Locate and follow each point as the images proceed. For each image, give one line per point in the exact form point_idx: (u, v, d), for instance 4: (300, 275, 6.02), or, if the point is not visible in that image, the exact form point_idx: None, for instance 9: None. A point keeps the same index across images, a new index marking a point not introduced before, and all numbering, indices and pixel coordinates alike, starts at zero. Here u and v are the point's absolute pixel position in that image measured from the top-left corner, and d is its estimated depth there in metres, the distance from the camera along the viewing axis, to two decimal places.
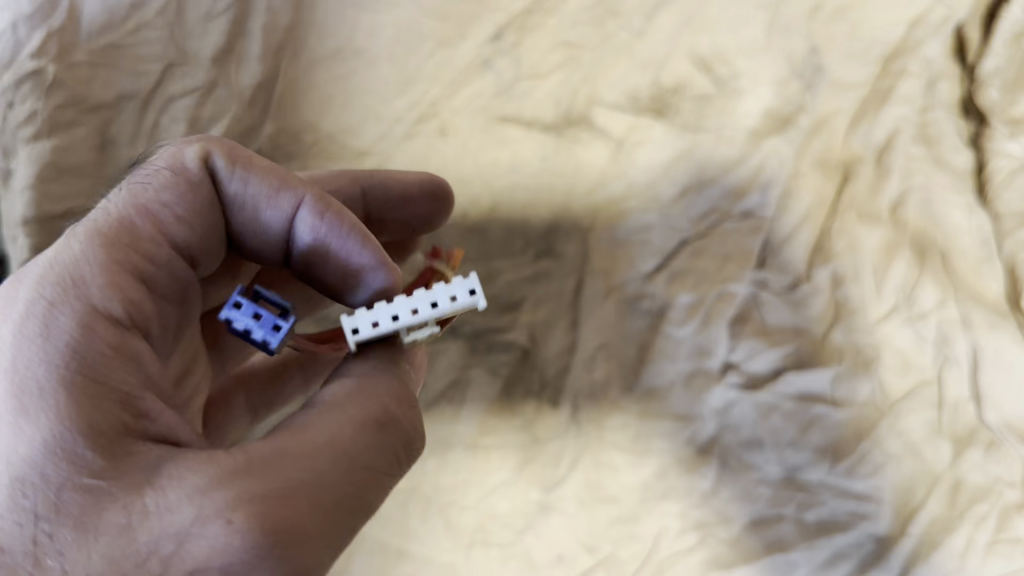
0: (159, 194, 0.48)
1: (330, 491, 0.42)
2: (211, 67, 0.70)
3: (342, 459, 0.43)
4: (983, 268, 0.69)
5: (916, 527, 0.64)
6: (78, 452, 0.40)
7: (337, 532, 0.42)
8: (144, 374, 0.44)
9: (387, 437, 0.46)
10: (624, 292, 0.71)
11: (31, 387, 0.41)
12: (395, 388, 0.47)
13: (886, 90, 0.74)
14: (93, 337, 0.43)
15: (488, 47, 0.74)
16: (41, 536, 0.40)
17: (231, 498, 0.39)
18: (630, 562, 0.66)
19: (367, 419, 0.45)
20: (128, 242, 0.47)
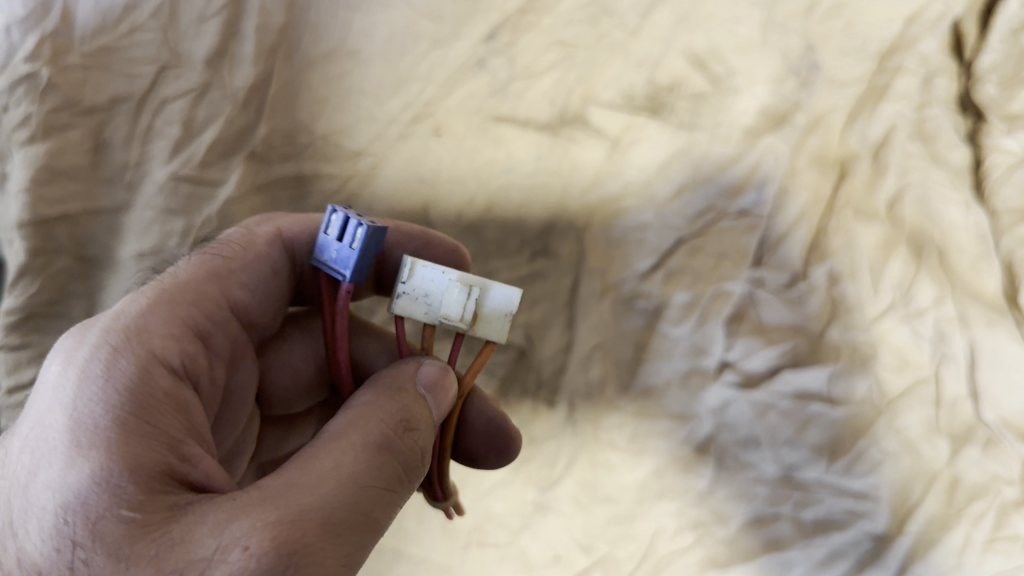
0: (225, 263, 0.54)
1: (340, 509, 0.40)
2: (205, 70, 0.70)
3: (350, 482, 0.41)
4: (981, 265, 0.69)
5: (913, 525, 0.64)
6: (122, 487, 0.40)
7: (349, 550, 0.40)
8: (188, 423, 0.45)
9: (396, 452, 0.44)
10: (620, 291, 0.71)
11: (85, 424, 0.41)
12: (399, 409, 0.46)
13: (883, 87, 0.74)
14: (149, 379, 0.44)
15: (483, 47, 0.73)
16: (76, 565, 0.39)
17: (248, 526, 0.38)
18: (627, 562, 0.67)
19: (371, 441, 0.43)
20: (189, 301, 0.50)
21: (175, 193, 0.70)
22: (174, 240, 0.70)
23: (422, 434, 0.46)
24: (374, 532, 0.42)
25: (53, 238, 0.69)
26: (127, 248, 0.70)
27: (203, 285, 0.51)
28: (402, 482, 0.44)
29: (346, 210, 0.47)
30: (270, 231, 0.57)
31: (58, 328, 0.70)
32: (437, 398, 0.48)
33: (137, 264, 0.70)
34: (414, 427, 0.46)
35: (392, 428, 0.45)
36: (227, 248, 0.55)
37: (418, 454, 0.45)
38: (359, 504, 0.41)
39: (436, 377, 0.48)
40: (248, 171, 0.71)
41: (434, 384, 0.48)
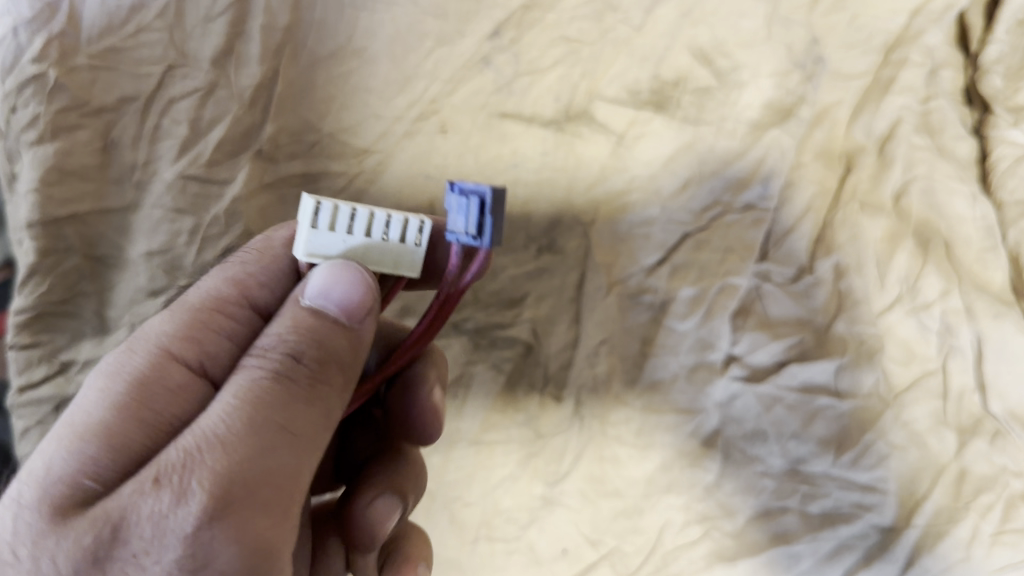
0: (244, 268, 0.51)
1: (239, 420, 0.39)
2: (211, 69, 0.70)
3: (248, 398, 0.40)
4: (987, 256, 0.69)
5: (920, 518, 0.64)
6: (91, 461, 0.40)
7: (261, 461, 0.39)
8: (208, 420, 0.44)
9: (299, 390, 0.42)
10: (626, 286, 0.72)
11: (81, 418, 0.42)
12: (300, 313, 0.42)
13: (888, 80, 0.74)
14: (160, 375, 0.44)
15: (487, 44, 0.73)
16: (21, 529, 0.39)
17: (143, 465, 0.38)
18: (635, 556, 0.67)
19: (268, 358, 0.41)
20: (214, 307, 0.48)
21: (184, 192, 0.70)
22: (182, 237, 0.71)
23: (337, 327, 0.42)
24: (294, 440, 0.40)
25: (63, 238, 0.69)
26: (136, 247, 0.71)
27: (228, 290, 0.50)
28: (319, 384, 0.42)
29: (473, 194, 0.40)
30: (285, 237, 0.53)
31: (69, 327, 0.71)
32: (346, 303, 0.42)
33: (146, 262, 0.71)
34: (317, 338, 0.42)
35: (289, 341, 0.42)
36: (250, 255, 0.52)
37: (338, 355, 0.42)
38: (262, 415, 0.39)
39: (366, 331, 0.44)
40: (256, 169, 0.72)
41: (333, 282, 0.41)
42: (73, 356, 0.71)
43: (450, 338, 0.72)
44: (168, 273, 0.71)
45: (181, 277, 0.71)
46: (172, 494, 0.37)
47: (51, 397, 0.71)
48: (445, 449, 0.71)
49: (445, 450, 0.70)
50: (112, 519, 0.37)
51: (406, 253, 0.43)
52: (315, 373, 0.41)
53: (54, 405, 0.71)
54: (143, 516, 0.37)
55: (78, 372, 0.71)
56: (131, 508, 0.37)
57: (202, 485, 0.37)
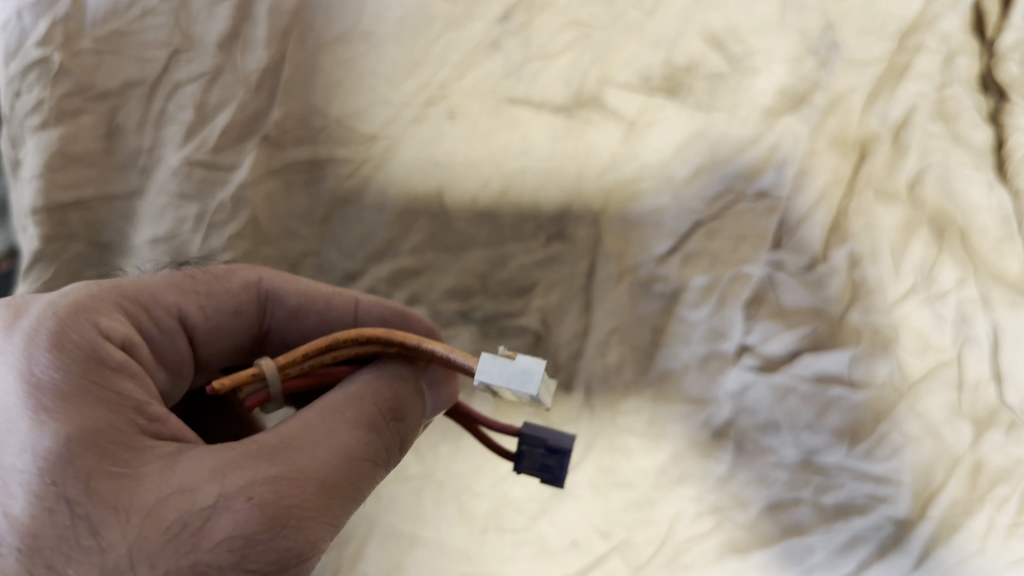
0: (190, 281, 0.56)
1: (335, 477, 0.47)
2: (218, 54, 0.70)
3: (349, 460, 0.48)
4: (1004, 245, 0.68)
5: (935, 510, 0.63)
6: (82, 447, 0.45)
7: (345, 513, 0.48)
8: (145, 391, 0.50)
9: (384, 433, 0.51)
10: (637, 275, 0.71)
11: (45, 387, 0.46)
12: (393, 387, 0.52)
13: (903, 66, 0.73)
14: (94, 351, 0.48)
15: (498, 28, 0.72)
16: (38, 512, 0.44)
17: (245, 478, 0.45)
18: (646, 547, 0.66)
19: (361, 418, 0.50)
20: (141, 298, 0.53)
21: (189, 178, 0.69)
22: (188, 224, 0.69)
23: (417, 413, 0.53)
24: (363, 503, 0.50)
25: (67, 224, 0.68)
26: (140, 233, 0.69)
27: (171, 291, 0.55)
28: (391, 454, 0.52)
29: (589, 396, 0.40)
30: (250, 277, 0.58)
31: None
32: (439, 393, 0.55)
33: (151, 249, 0.69)
34: (402, 414, 0.52)
35: (382, 413, 0.51)
36: (205, 275, 0.57)
37: (407, 435, 0.53)
38: (353, 477, 0.48)
39: (440, 376, 0.55)
40: (262, 156, 0.70)
41: (441, 380, 0.55)
42: None
43: (458, 328, 0.71)
44: (173, 260, 0.69)
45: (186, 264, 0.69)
46: (270, 517, 0.45)
47: None
48: (454, 439, 0.71)
49: (454, 440, 0.71)
50: (201, 524, 0.44)
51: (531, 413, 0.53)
52: (384, 452, 0.51)
53: None
54: (232, 529, 0.44)
55: None
56: (216, 519, 0.44)
57: (299, 531, 0.46)
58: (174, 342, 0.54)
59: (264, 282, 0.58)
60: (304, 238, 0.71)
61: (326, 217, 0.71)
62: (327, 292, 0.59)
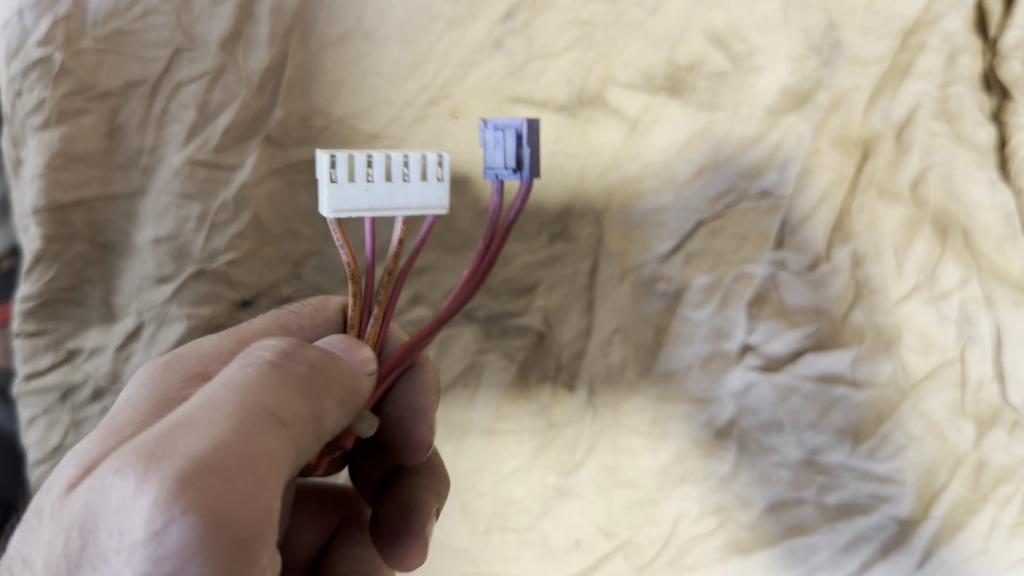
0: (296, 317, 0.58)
1: (217, 410, 0.39)
2: (220, 53, 0.69)
3: (235, 394, 0.40)
4: (1007, 245, 0.67)
5: (939, 510, 0.64)
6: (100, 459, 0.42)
7: (235, 438, 0.38)
8: None
9: (279, 370, 0.42)
10: (640, 274, 0.71)
11: (130, 410, 0.46)
12: (272, 341, 0.44)
13: (906, 65, 0.72)
14: (189, 391, 0.49)
15: (499, 27, 0.72)
16: (52, 525, 0.40)
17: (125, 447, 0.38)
18: (649, 547, 0.67)
19: (240, 366, 0.42)
20: None
21: (192, 178, 0.69)
22: (190, 224, 0.69)
23: (321, 356, 0.44)
24: (272, 427, 0.40)
25: (69, 225, 0.68)
26: (142, 233, 0.69)
27: (280, 331, 0.57)
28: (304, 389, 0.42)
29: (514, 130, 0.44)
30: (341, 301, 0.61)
31: (76, 314, 0.69)
32: (339, 336, 0.45)
33: (154, 249, 0.69)
34: (287, 353, 0.43)
35: (270, 359, 0.43)
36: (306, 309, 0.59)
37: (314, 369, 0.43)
38: (244, 406, 0.39)
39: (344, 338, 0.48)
40: (264, 154, 0.70)
41: (334, 327, 0.46)
42: (79, 344, 0.69)
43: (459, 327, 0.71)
44: (176, 259, 0.69)
45: (190, 264, 0.69)
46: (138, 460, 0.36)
47: (58, 385, 0.69)
48: (456, 439, 0.70)
49: (456, 440, 0.69)
50: (97, 497, 0.37)
51: (433, 194, 0.44)
52: (279, 384, 0.41)
53: (62, 394, 0.69)
54: (116, 488, 0.36)
55: (84, 360, 0.69)
56: (111, 484, 0.37)
57: (175, 454, 0.36)
58: None
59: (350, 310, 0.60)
60: (308, 238, 0.72)
61: None
62: None
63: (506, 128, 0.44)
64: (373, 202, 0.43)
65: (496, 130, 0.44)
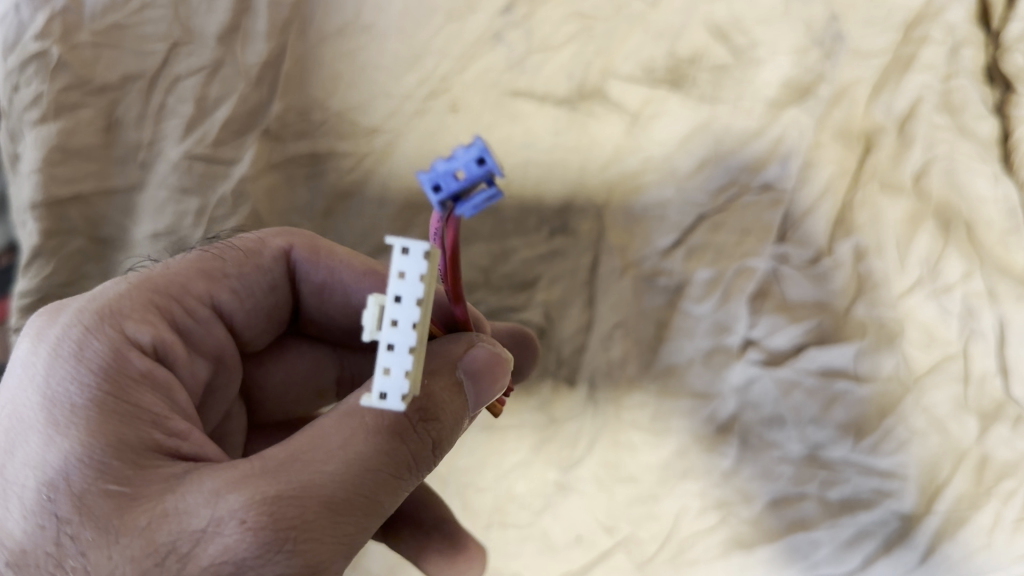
0: (221, 264, 0.53)
1: (344, 495, 0.39)
2: (217, 46, 0.69)
3: (359, 471, 0.40)
4: (1010, 239, 0.67)
5: (942, 504, 0.63)
6: (102, 461, 0.40)
7: (351, 532, 0.40)
8: (172, 400, 0.45)
9: (409, 440, 0.41)
10: (641, 269, 0.70)
11: (61, 401, 0.41)
12: (426, 385, 0.42)
13: (908, 57, 0.72)
14: (121, 361, 0.43)
15: (499, 20, 0.71)
16: (63, 538, 0.39)
17: (240, 500, 0.38)
18: (650, 543, 0.67)
19: (383, 425, 0.40)
20: (175, 294, 0.49)
21: (189, 172, 0.68)
22: (189, 218, 0.68)
23: (456, 422, 0.43)
24: (379, 517, 0.41)
25: (66, 219, 0.67)
26: (140, 228, 0.69)
27: (202, 281, 0.51)
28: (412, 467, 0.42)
29: (443, 188, 0.32)
30: (281, 246, 0.55)
31: None
32: (483, 385, 0.44)
33: (152, 244, 0.68)
34: (437, 416, 0.42)
35: (411, 418, 0.41)
36: (233, 252, 0.54)
37: (442, 441, 0.43)
38: (367, 493, 0.40)
39: (491, 360, 0.45)
40: (263, 150, 0.69)
41: (484, 370, 0.44)
42: None
43: None
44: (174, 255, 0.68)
45: None
46: (262, 543, 0.37)
47: None
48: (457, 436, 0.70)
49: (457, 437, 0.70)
50: (191, 548, 0.37)
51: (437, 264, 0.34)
52: (414, 463, 0.41)
53: None
54: (224, 558, 0.37)
55: None
56: (209, 543, 0.37)
57: (295, 551, 0.38)
58: (212, 333, 0.51)
59: (296, 253, 0.55)
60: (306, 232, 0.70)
61: (328, 210, 0.71)
62: (358, 272, 0.56)
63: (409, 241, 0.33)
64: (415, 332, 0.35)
65: (460, 165, 0.32)
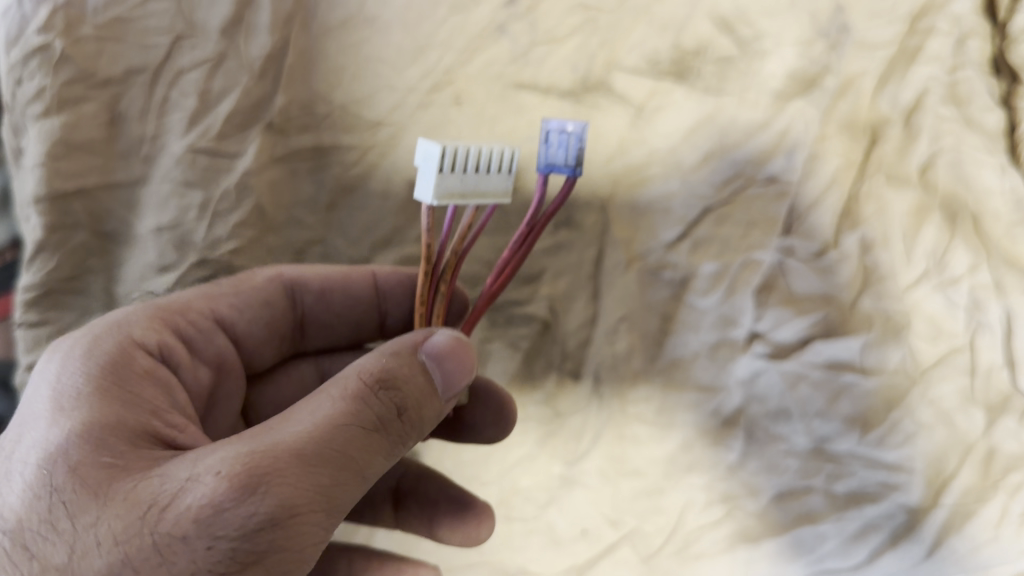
0: (218, 288, 0.62)
1: (315, 447, 0.41)
2: (221, 40, 0.67)
3: (329, 428, 0.42)
4: (1016, 230, 0.67)
5: (949, 497, 0.64)
6: (94, 438, 0.44)
7: (327, 486, 0.41)
8: (173, 400, 0.52)
9: (375, 403, 0.44)
10: (646, 262, 0.70)
11: (68, 391, 0.47)
12: (385, 361, 0.45)
13: (914, 49, 0.71)
14: (125, 359, 0.51)
15: (503, 12, 0.70)
16: (55, 506, 0.43)
17: (217, 458, 0.41)
18: (656, 536, 0.68)
19: (349, 392, 0.43)
20: (178, 309, 0.58)
21: (194, 166, 0.68)
22: (192, 213, 0.68)
23: (423, 390, 0.45)
24: (356, 479, 0.43)
25: (70, 214, 0.67)
26: (144, 221, 0.69)
27: (200, 299, 0.60)
28: (386, 431, 0.44)
29: (552, 130, 0.49)
30: (272, 273, 0.64)
31: (77, 304, 0.69)
32: (449, 368, 0.46)
33: (155, 238, 0.69)
34: (398, 385, 0.44)
35: (374, 384, 0.44)
36: (227, 282, 0.63)
37: (410, 410, 0.45)
38: (337, 448, 0.42)
39: (451, 345, 0.46)
40: (266, 143, 0.68)
41: (448, 353, 0.46)
42: None
43: None
44: (178, 248, 0.69)
45: (192, 252, 0.69)
46: (234, 487, 0.39)
47: None
48: None
49: None
50: (170, 501, 0.40)
51: (501, 182, 0.48)
52: (381, 424, 0.44)
53: None
54: (201, 504, 0.39)
55: None
56: (186, 494, 0.40)
57: (268, 492, 0.39)
58: (212, 344, 0.59)
59: (287, 273, 0.64)
60: (309, 226, 0.71)
61: (332, 204, 0.70)
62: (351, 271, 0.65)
63: (568, 128, 0.49)
64: (463, 189, 0.46)
65: (569, 129, 0.49)
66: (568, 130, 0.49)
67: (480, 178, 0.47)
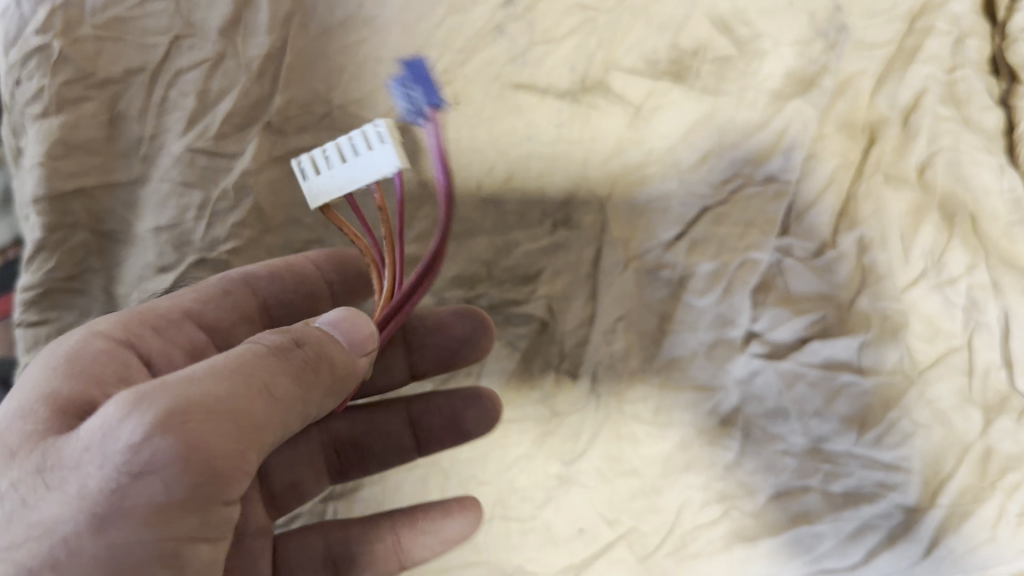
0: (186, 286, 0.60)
1: (205, 371, 0.42)
2: (219, 40, 0.67)
3: (226, 359, 0.43)
4: (1015, 229, 0.68)
5: (945, 498, 0.63)
6: (33, 409, 0.45)
7: (224, 401, 0.41)
8: (131, 380, 0.50)
9: (279, 349, 0.44)
10: (644, 262, 0.70)
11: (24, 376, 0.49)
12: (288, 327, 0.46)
13: (913, 49, 0.72)
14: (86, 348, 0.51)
15: (501, 12, 0.71)
16: None
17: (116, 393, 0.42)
18: (652, 536, 0.67)
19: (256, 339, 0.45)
20: (145, 310, 0.56)
21: (193, 166, 0.68)
22: (191, 213, 0.67)
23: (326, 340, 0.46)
24: (261, 396, 0.42)
25: (69, 213, 0.66)
26: (144, 221, 0.68)
27: (172, 294, 0.59)
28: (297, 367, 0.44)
29: (411, 103, 0.44)
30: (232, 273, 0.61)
31: (78, 304, 0.67)
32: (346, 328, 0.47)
33: (154, 238, 0.67)
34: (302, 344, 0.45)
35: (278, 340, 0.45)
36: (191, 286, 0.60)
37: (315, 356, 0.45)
38: (234, 371, 0.42)
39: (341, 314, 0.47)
40: (265, 142, 0.68)
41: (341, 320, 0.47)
42: None
43: None
44: (177, 248, 0.67)
45: (190, 253, 0.67)
46: (124, 402, 0.40)
47: None
48: None
49: None
50: (77, 439, 0.42)
51: (380, 156, 0.47)
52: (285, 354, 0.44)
53: None
54: (98, 425, 0.40)
55: None
56: (90, 426, 0.41)
57: (154, 402, 0.40)
58: (188, 337, 0.57)
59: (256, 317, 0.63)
60: (309, 226, 0.69)
61: None
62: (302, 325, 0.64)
63: (419, 70, 0.44)
64: (338, 185, 0.49)
65: (416, 93, 0.44)
66: (413, 76, 0.44)
67: (359, 159, 0.48)
